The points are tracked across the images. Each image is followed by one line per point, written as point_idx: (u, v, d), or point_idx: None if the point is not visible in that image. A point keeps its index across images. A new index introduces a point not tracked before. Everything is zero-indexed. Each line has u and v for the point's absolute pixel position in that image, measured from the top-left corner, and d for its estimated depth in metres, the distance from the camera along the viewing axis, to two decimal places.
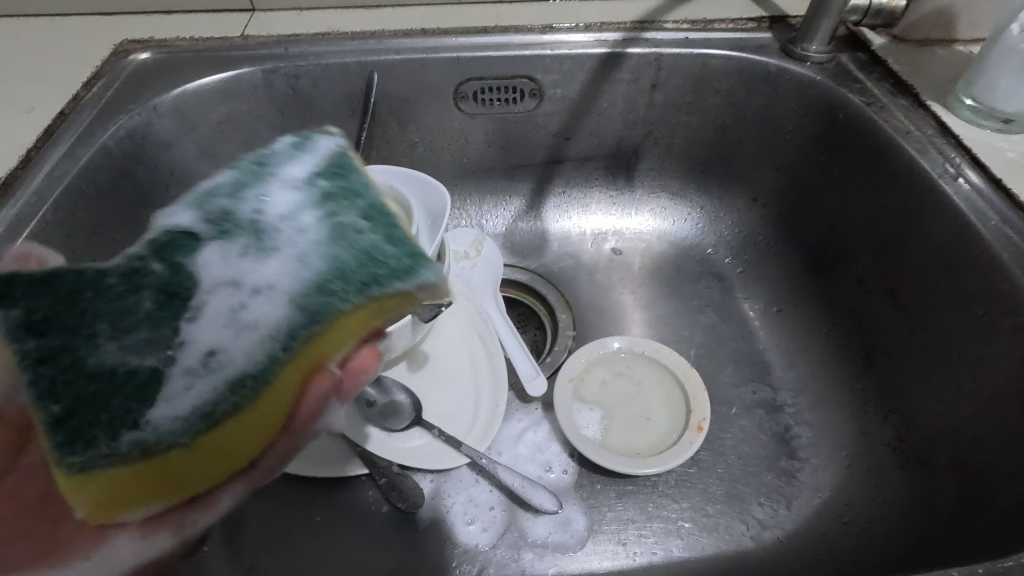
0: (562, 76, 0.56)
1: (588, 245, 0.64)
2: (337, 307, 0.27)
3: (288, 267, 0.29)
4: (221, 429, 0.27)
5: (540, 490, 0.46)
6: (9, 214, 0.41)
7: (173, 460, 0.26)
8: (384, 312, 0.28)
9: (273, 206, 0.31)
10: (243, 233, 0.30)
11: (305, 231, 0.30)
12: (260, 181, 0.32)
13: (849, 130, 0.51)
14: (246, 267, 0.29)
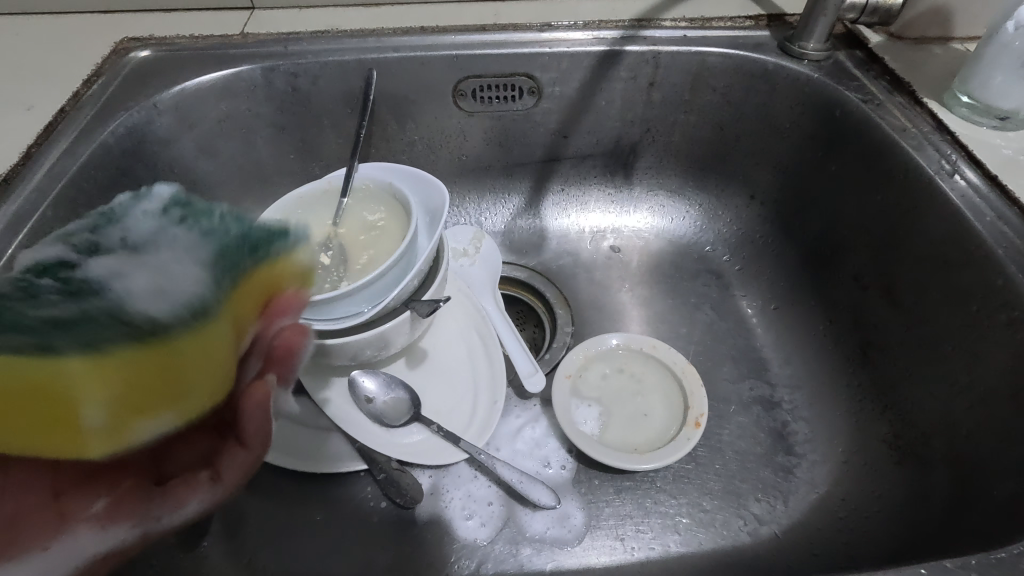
0: (560, 74, 0.56)
1: (587, 242, 0.65)
2: (242, 269, 0.29)
3: (189, 261, 0.27)
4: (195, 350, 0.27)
5: (538, 485, 0.47)
6: (9, 212, 0.41)
7: (177, 360, 0.27)
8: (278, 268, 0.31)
9: (136, 226, 0.28)
10: (118, 254, 0.27)
11: (188, 250, 0.28)
12: (107, 216, 0.28)
13: (846, 128, 0.51)
14: (150, 273, 0.27)
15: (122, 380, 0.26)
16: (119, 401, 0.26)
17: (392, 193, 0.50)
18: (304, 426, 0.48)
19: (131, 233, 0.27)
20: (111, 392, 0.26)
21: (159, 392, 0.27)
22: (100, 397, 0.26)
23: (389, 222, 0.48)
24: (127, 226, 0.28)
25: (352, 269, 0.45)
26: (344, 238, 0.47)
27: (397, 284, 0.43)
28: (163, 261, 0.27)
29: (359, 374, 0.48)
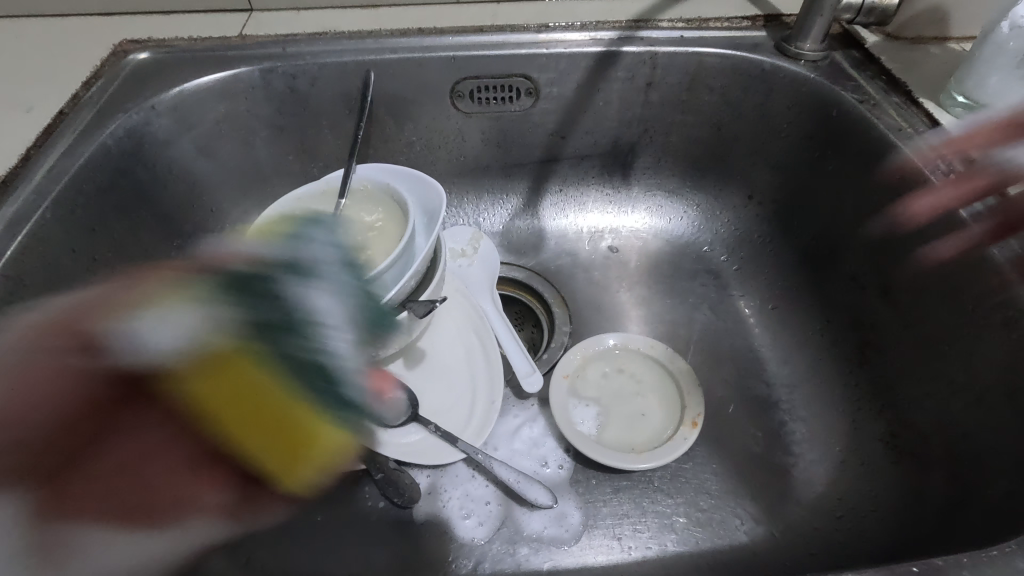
0: (557, 74, 0.56)
1: (585, 243, 0.65)
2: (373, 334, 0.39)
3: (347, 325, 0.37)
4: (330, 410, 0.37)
5: (535, 485, 0.47)
6: (8, 213, 0.42)
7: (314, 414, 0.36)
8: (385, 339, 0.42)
9: (314, 296, 0.36)
10: (301, 296, 0.36)
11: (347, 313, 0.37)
12: (291, 270, 0.37)
13: (843, 127, 0.51)
14: (339, 323, 0.36)
15: (285, 416, 0.35)
16: (284, 428, 0.35)
17: (389, 194, 0.50)
18: None
19: (308, 290, 0.36)
20: (291, 425, 0.35)
21: (308, 433, 0.36)
22: (262, 413, 0.34)
23: (387, 224, 0.48)
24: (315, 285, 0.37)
25: None
26: None
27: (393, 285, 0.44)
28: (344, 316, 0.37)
29: None
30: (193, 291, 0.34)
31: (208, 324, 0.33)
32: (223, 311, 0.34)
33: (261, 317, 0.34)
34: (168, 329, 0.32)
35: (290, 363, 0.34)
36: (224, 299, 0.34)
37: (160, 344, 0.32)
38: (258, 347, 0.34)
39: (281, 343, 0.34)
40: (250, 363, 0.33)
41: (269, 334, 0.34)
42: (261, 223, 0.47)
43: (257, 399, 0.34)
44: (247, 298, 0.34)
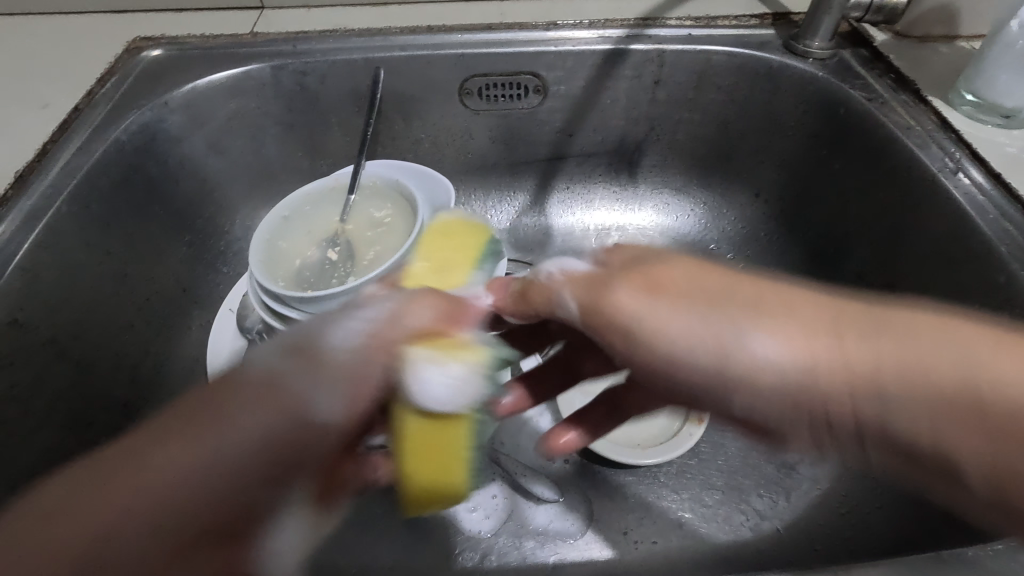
0: (565, 72, 0.57)
1: (591, 241, 0.65)
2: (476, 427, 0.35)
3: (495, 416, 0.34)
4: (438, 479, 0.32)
5: (541, 480, 0.49)
6: (26, 208, 0.43)
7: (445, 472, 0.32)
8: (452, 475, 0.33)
9: (505, 367, 0.33)
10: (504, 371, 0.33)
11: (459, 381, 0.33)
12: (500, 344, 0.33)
13: (852, 125, 0.51)
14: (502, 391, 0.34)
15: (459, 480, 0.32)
16: (446, 488, 0.31)
17: (398, 190, 0.50)
18: None
19: (503, 360, 0.33)
20: (447, 482, 0.31)
21: (451, 491, 0.32)
22: (445, 468, 0.31)
23: (395, 220, 0.49)
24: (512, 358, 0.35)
25: (359, 266, 0.46)
26: (351, 234, 0.49)
27: None
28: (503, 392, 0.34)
29: None
30: (477, 354, 0.31)
31: (481, 379, 0.31)
32: (489, 390, 0.31)
33: (489, 397, 0.32)
34: (447, 378, 0.30)
35: (479, 442, 0.32)
36: (492, 373, 0.31)
37: (440, 390, 0.30)
38: (477, 415, 0.31)
39: (489, 420, 0.33)
40: (468, 432, 0.31)
41: (483, 407, 0.31)
42: (271, 218, 0.48)
43: (456, 457, 0.31)
44: (496, 373, 0.32)
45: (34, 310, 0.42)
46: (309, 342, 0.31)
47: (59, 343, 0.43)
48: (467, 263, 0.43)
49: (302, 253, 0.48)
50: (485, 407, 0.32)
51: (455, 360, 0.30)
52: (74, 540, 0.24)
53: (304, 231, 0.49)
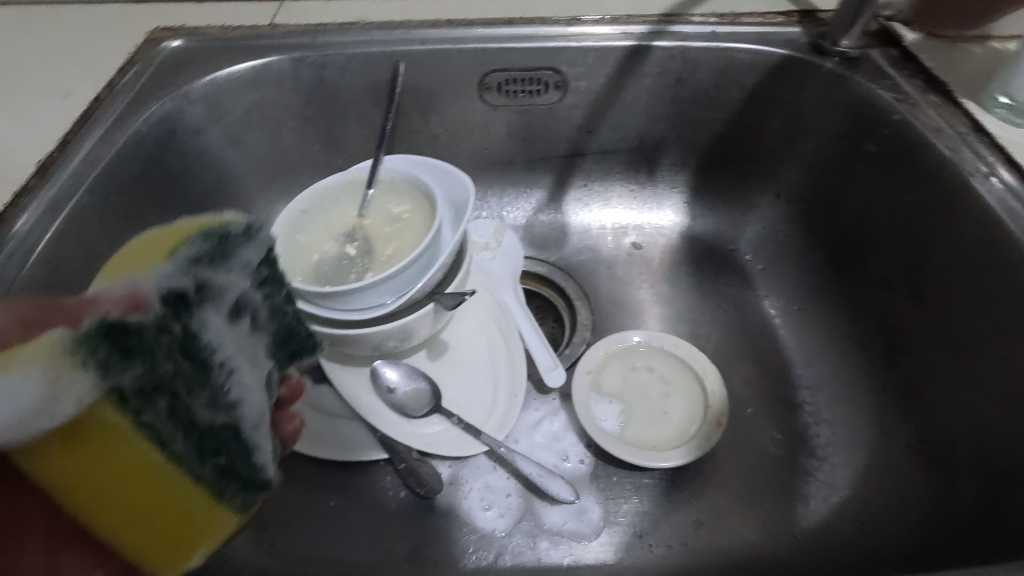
0: (586, 69, 0.56)
1: (607, 240, 0.65)
2: (220, 428, 0.26)
3: (256, 383, 0.28)
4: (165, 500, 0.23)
5: (557, 480, 0.47)
6: (47, 198, 0.43)
7: (174, 490, 0.23)
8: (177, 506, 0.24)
9: (218, 328, 0.26)
10: (234, 327, 0.27)
11: (237, 342, 0.27)
12: (203, 292, 0.25)
13: (879, 126, 0.50)
14: (239, 355, 0.27)
15: (180, 498, 0.24)
16: (176, 518, 0.24)
17: (417, 186, 0.50)
18: (325, 414, 0.49)
19: (212, 321, 0.25)
20: (171, 510, 0.24)
21: (188, 515, 0.24)
22: (153, 502, 0.23)
23: (414, 215, 0.48)
24: (254, 302, 0.28)
25: (377, 261, 0.46)
26: (369, 230, 0.48)
27: (419, 277, 0.44)
28: (250, 350, 0.28)
29: (381, 362, 0.49)
30: (42, 343, 0.19)
31: (76, 382, 0.20)
32: (130, 375, 0.21)
33: (136, 385, 0.22)
34: (14, 396, 0.19)
35: (168, 440, 0.23)
36: (104, 349, 0.21)
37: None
38: (122, 415, 0.22)
39: (163, 408, 0.23)
40: (128, 440, 0.22)
41: (144, 396, 0.22)
42: (289, 212, 0.48)
43: (153, 480, 0.23)
44: (116, 356, 0.21)
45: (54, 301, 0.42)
46: None
47: None
48: (157, 253, 0.25)
49: (320, 248, 0.47)
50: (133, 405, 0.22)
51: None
52: None
53: (321, 224, 0.48)
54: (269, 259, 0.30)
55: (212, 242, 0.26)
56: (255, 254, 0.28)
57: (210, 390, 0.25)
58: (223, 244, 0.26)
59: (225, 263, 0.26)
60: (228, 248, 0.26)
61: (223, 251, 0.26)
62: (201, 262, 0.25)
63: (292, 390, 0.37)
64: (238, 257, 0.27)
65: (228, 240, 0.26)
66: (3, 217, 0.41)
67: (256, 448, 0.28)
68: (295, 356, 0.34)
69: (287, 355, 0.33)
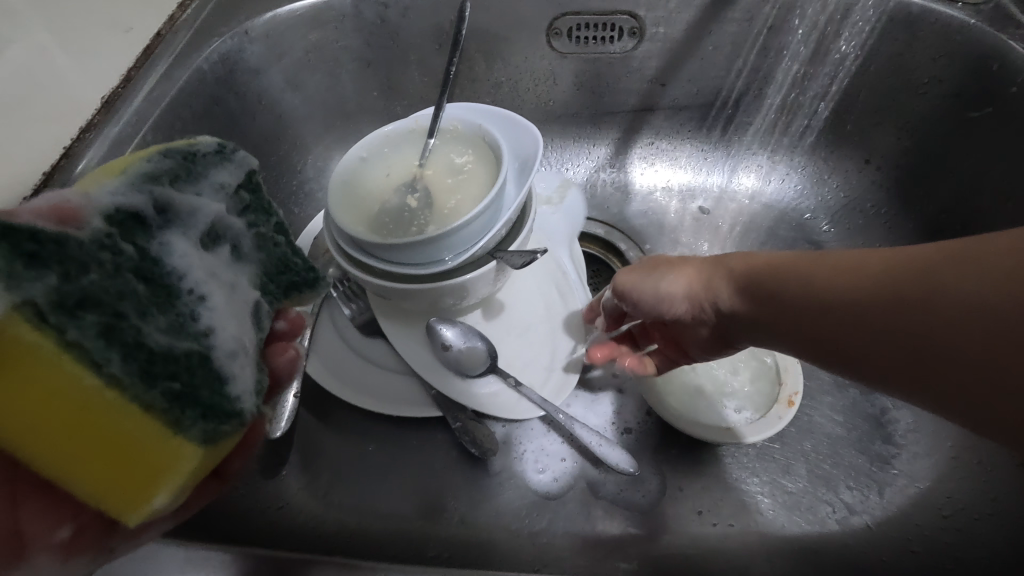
0: (666, 13, 0.51)
1: (673, 203, 0.61)
2: (175, 359, 0.23)
3: (237, 312, 0.27)
4: (105, 429, 0.20)
5: (615, 448, 0.45)
6: (112, 134, 0.43)
7: (111, 419, 0.21)
8: (117, 439, 0.21)
9: (184, 251, 0.25)
10: (207, 254, 0.27)
11: (210, 271, 0.26)
12: (165, 214, 0.26)
13: (1004, 83, 0.45)
14: (212, 281, 0.26)
15: (126, 429, 0.21)
16: (121, 449, 0.21)
17: (481, 136, 0.47)
18: (380, 368, 0.48)
19: (176, 243, 0.25)
20: (121, 443, 0.21)
21: (143, 450, 0.21)
22: (80, 424, 0.20)
23: (476, 167, 0.46)
24: (234, 227, 0.28)
25: (439, 214, 0.44)
26: (430, 180, 0.46)
27: (481, 234, 0.42)
28: (230, 279, 0.27)
29: (436, 320, 0.47)
30: None
31: None
32: (40, 287, 0.20)
33: (48, 294, 0.20)
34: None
35: (101, 361, 0.21)
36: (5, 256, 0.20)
37: None
38: (42, 334, 0.20)
39: (92, 322, 0.21)
40: (43, 352, 0.20)
41: (65, 311, 0.20)
42: (349, 158, 0.47)
43: (86, 407, 0.20)
44: (21, 265, 0.20)
45: None
46: None
47: None
48: (104, 171, 0.25)
49: (380, 198, 0.45)
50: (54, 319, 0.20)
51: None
52: None
53: (382, 174, 0.47)
54: (249, 187, 0.30)
55: (173, 162, 0.27)
56: (223, 176, 0.29)
57: (172, 322, 0.24)
58: (187, 167, 0.28)
59: (192, 183, 0.28)
60: (195, 171, 0.28)
61: (189, 173, 0.28)
62: (156, 179, 0.26)
63: (291, 322, 0.36)
64: (209, 179, 0.28)
65: (188, 169, 0.28)
66: (68, 152, 0.41)
67: (229, 377, 0.25)
68: (293, 291, 0.33)
69: (283, 289, 0.32)
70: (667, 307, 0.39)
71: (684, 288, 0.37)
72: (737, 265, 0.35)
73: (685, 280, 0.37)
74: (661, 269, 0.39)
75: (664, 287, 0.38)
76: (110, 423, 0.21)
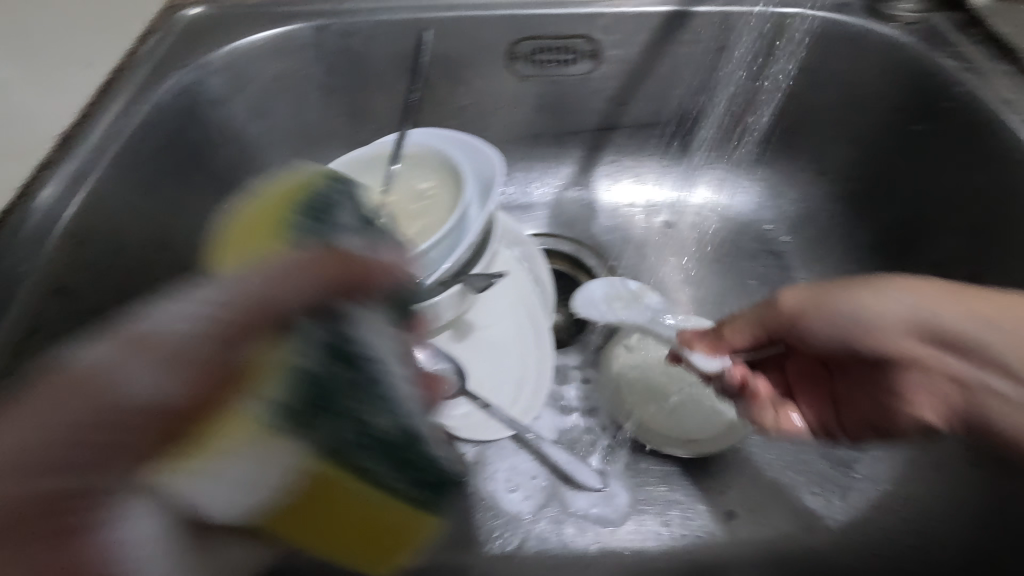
0: (622, 36, 0.53)
1: (639, 217, 0.62)
2: (406, 445, 0.23)
3: (402, 359, 0.25)
4: (392, 531, 0.23)
5: (586, 468, 0.47)
6: (70, 170, 0.43)
7: (392, 520, 0.23)
8: (399, 538, 0.23)
9: (372, 330, 0.23)
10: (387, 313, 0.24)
11: (389, 334, 0.24)
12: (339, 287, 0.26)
13: (938, 97, 0.47)
14: (391, 354, 0.24)
15: (400, 527, 0.23)
16: (387, 542, 0.23)
17: (443, 159, 0.48)
18: None
19: (369, 323, 0.23)
20: (400, 534, 0.23)
21: (413, 539, 0.24)
22: (366, 530, 0.22)
23: (439, 191, 0.47)
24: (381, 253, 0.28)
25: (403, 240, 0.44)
26: (394, 206, 0.46)
27: (445, 257, 0.43)
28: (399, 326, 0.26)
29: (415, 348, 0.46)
30: (238, 427, 0.19)
31: (281, 448, 0.20)
32: (321, 432, 0.21)
33: (343, 435, 0.21)
34: (238, 477, 0.19)
35: (382, 479, 0.22)
36: (306, 413, 0.20)
37: (223, 500, 0.20)
38: (341, 468, 0.21)
39: (366, 450, 0.22)
40: (345, 489, 0.21)
41: (344, 446, 0.21)
42: None
43: (372, 518, 0.22)
44: (309, 416, 0.20)
45: (77, 275, 0.42)
46: (93, 376, 0.20)
47: (102, 311, 0.44)
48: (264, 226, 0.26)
49: None
50: (353, 449, 0.21)
51: (217, 449, 0.19)
52: None
53: None
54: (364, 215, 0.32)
55: (308, 203, 0.28)
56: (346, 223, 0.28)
57: (398, 419, 0.23)
58: (320, 203, 0.28)
59: (330, 216, 0.28)
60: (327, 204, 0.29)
61: (324, 207, 0.28)
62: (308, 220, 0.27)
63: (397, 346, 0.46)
64: (339, 211, 0.29)
65: (318, 205, 0.28)
66: (23, 192, 0.41)
67: (427, 440, 0.25)
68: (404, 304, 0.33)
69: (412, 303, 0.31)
70: (883, 346, 0.37)
71: (916, 308, 0.36)
72: (967, 318, 0.35)
73: (916, 292, 0.37)
74: (868, 288, 0.37)
75: (891, 307, 0.37)
76: (396, 522, 0.23)
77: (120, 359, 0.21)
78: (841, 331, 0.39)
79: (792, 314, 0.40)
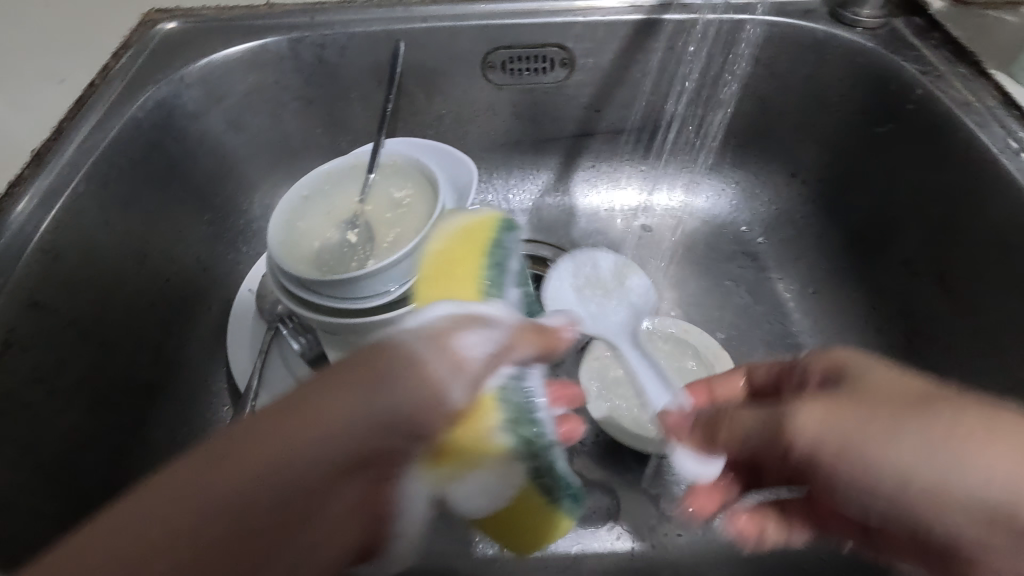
0: (594, 44, 0.54)
1: (617, 222, 0.63)
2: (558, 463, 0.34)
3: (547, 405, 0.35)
4: (548, 523, 0.33)
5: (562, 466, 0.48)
6: (44, 186, 0.43)
7: (551, 516, 0.33)
8: (552, 529, 0.34)
9: (535, 385, 0.33)
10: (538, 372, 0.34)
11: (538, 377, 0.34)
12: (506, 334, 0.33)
13: (900, 101, 0.49)
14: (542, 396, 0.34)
15: (553, 523, 0.34)
16: (545, 531, 0.34)
17: (418, 168, 0.48)
18: None
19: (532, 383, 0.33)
20: (550, 527, 0.34)
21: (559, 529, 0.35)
22: (537, 522, 0.33)
23: (416, 200, 0.47)
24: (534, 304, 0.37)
25: (380, 249, 0.45)
26: (371, 215, 0.47)
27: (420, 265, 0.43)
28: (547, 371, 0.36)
29: None
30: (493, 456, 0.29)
31: (511, 469, 0.30)
32: (530, 458, 0.31)
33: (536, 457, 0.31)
34: (484, 487, 0.30)
35: (553, 490, 0.33)
36: (522, 447, 0.30)
37: (473, 498, 0.30)
38: (533, 483, 0.32)
39: (546, 470, 0.32)
40: (534, 496, 0.32)
41: (535, 469, 0.31)
42: (290, 198, 0.47)
43: (545, 513, 0.33)
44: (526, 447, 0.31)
45: (55, 293, 0.42)
46: (378, 365, 0.26)
47: (81, 325, 0.44)
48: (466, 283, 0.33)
49: (321, 235, 0.46)
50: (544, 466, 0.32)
51: (490, 436, 0.28)
52: (157, 547, 0.23)
53: (323, 212, 0.48)
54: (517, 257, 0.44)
55: (493, 265, 0.34)
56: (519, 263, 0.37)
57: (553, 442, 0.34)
58: (501, 261, 0.35)
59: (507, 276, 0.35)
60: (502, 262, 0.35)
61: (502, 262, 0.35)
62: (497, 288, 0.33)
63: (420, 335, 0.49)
64: (510, 271, 0.35)
65: (501, 264, 0.35)
66: None
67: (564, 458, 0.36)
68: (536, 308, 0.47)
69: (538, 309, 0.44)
70: (948, 520, 0.26)
71: (988, 484, 0.25)
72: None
73: (1010, 464, 0.25)
74: (878, 435, 0.26)
75: (967, 477, 0.25)
76: (553, 520, 0.33)
77: (419, 357, 0.26)
78: (878, 484, 0.27)
79: (819, 450, 0.28)
